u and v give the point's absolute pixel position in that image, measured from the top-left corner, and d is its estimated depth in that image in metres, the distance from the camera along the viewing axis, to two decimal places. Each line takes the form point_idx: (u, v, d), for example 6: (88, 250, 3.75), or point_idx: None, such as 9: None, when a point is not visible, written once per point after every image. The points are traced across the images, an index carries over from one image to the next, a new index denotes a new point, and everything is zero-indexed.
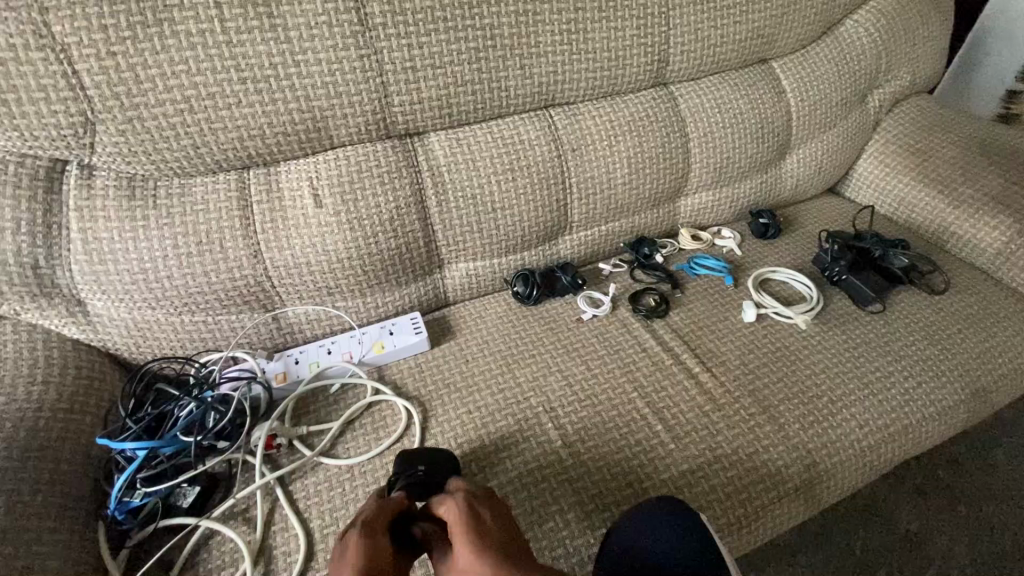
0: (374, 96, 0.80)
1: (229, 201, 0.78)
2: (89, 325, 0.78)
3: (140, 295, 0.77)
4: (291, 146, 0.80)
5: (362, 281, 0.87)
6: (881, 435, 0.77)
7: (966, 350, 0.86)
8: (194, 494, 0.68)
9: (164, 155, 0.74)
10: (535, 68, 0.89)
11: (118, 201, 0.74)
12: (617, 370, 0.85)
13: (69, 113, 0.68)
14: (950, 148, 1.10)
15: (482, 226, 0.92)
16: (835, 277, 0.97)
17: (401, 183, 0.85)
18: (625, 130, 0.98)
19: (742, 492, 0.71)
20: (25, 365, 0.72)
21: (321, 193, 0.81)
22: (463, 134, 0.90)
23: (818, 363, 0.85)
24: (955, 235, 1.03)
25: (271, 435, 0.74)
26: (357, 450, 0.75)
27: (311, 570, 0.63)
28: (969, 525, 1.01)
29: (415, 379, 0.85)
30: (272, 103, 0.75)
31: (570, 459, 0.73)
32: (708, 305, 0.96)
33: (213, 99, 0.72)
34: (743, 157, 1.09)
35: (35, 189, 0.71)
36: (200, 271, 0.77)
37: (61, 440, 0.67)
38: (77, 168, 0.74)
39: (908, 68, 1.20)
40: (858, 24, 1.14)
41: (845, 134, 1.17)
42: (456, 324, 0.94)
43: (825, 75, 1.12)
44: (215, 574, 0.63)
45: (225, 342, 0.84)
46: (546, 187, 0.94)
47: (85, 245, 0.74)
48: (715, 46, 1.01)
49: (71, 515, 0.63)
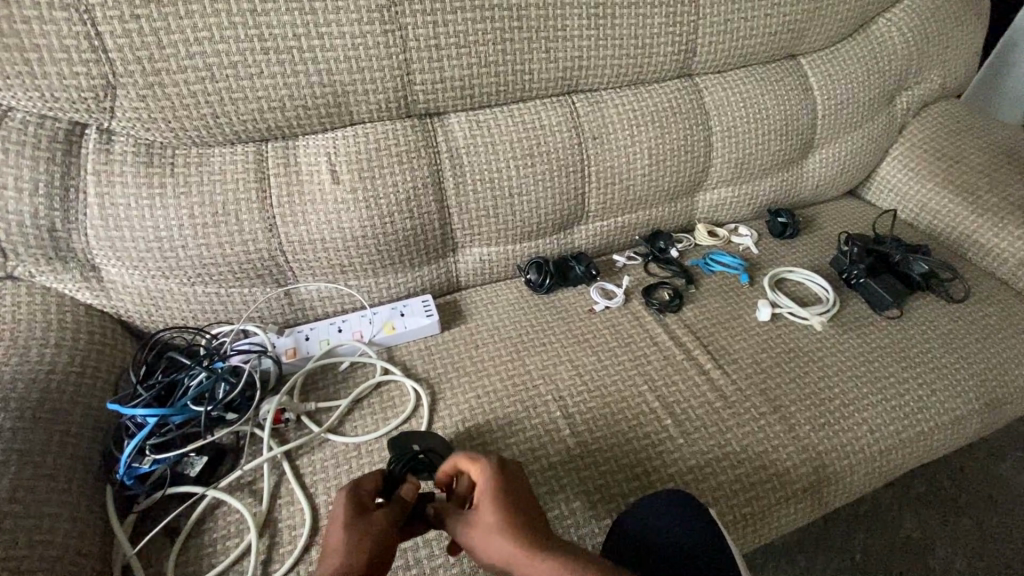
0: (397, 73, 0.79)
1: (247, 172, 0.78)
2: (103, 291, 0.78)
3: (155, 263, 0.77)
4: (311, 121, 0.79)
5: (376, 260, 0.86)
6: (892, 440, 0.76)
7: (984, 360, 0.85)
8: (201, 464, 0.68)
9: (183, 124, 0.74)
10: (561, 52, 0.88)
11: (137, 166, 0.74)
12: (628, 362, 0.84)
13: (90, 76, 0.67)
14: (977, 155, 1.07)
15: (498, 211, 0.91)
16: (852, 280, 0.96)
17: (419, 162, 0.84)
18: (648, 120, 0.97)
19: (749, 490, 0.70)
20: (39, 327, 0.72)
21: (339, 168, 0.80)
22: (483, 116, 0.89)
23: (832, 365, 0.84)
24: (977, 243, 1.01)
25: (279, 410, 0.74)
26: (365, 429, 0.75)
27: (316, 545, 0.63)
28: (972, 536, 1.00)
29: (424, 361, 0.84)
30: (295, 75, 0.74)
31: (578, 449, 0.73)
32: (722, 302, 0.95)
33: (235, 68, 0.72)
34: (765, 154, 1.07)
35: (54, 151, 0.70)
36: (215, 242, 0.77)
37: (73, 403, 0.68)
38: (96, 132, 0.73)
39: (940, 70, 1.17)
40: (891, 23, 1.12)
41: (870, 136, 1.15)
42: (467, 309, 0.94)
43: (854, 74, 1.10)
44: (220, 544, 0.63)
45: (237, 314, 0.84)
46: (565, 174, 0.93)
47: (101, 210, 0.73)
48: (744, 39, 0.99)
49: (81, 477, 0.63)
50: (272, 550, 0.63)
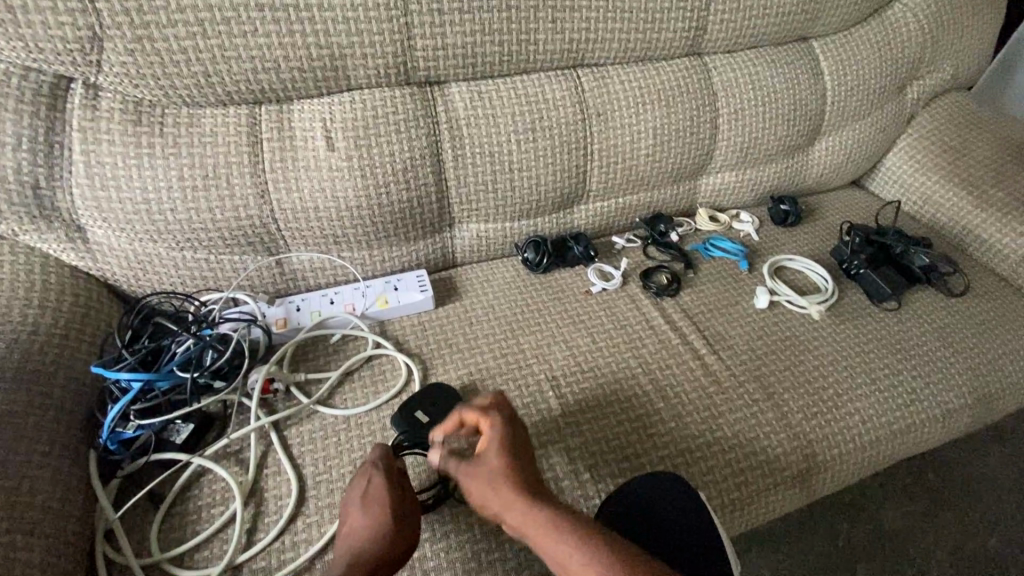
0: (397, 37, 0.76)
1: (239, 135, 0.75)
2: (88, 253, 0.76)
3: (143, 226, 0.75)
4: (306, 84, 0.76)
5: (370, 232, 0.84)
6: (882, 431, 0.76)
7: (979, 356, 0.84)
8: (187, 431, 0.67)
9: (175, 81, 0.71)
10: (568, 23, 0.85)
11: (124, 124, 0.71)
12: (623, 345, 0.83)
13: (76, 27, 0.64)
14: (986, 148, 1.06)
15: (497, 187, 0.89)
16: (853, 270, 0.95)
17: (418, 132, 0.82)
18: (654, 99, 0.94)
19: (739, 476, 0.70)
20: (21, 288, 0.70)
21: (334, 135, 0.78)
22: (485, 87, 0.86)
23: (827, 354, 0.83)
24: (978, 238, 1.00)
25: (268, 379, 0.73)
26: (355, 402, 0.74)
27: (302, 516, 0.63)
28: (954, 529, 1.01)
29: (417, 336, 0.83)
30: (290, 35, 0.71)
31: (569, 429, 0.72)
32: (720, 287, 0.94)
33: (227, 25, 0.69)
34: (772, 139, 1.05)
35: (38, 105, 0.67)
36: (205, 207, 0.75)
37: (56, 365, 0.66)
38: (82, 87, 0.70)
39: (953, 61, 1.15)
40: (907, 8, 1.09)
41: (878, 124, 1.13)
42: (463, 286, 0.92)
43: (866, 60, 1.07)
44: (205, 511, 0.63)
45: (227, 282, 0.82)
46: (567, 151, 0.91)
47: (87, 168, 0.71)
48: (757, 18, 0.96)
49: (63, 441, 0.62)
50: (258, 519, 0.62)
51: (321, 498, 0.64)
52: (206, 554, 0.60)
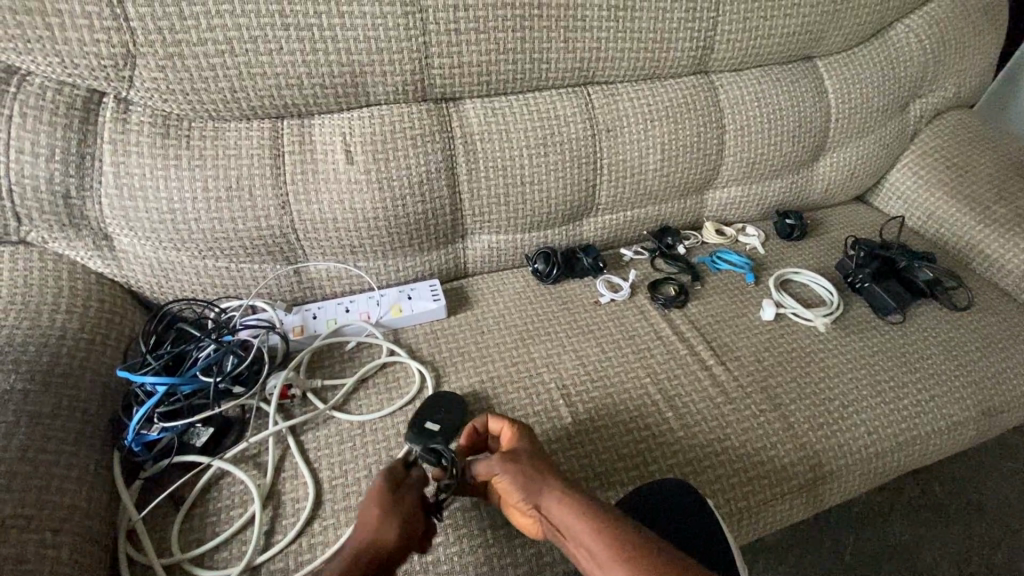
0: (415, 56, 0.79)
1: (262, 148, 0.78)
2: (113, 260, 0.78)
3: (167, 235, 0.78)
4: (327, 100, 0.79)
5: (385, 243, 0.87)
6: (888, 443, 0.77)
7: (983, 369, 0.85)
8: (207, 435, 0.69)
9: (202, 96, 0.74)
10: (580, 43, 0.88)
11: (152, 137, 0.74)
12: (631, 355, 0.85)
13: (110, 44, 0.67)
14: (988, 166, 1.08)
15: (509, 199, 0.91)
16: (857, 284, 0.97)
17: (433, 147, 0.84)
18: (662, 116, 0.97)
19: (746, 485, 0.71)
20: (50, 293, 0.72)
21: (353, 149, 0.80)
22: (498, 103, 0.89)
23: (832, 366, 0.85)
24: (981, 253, 1.01)
25: (286, 385, 0.75)
26: (369, 408, 0.76)
27: (318, 519, 0.64)
28: (962, 544, 1.01)
29: (430, 344, 0.85)
30: (313, 53, 0.74)
31: (579, 437, 0.74)
32: (727, 299, 0.96)
33: (254, 43, 0.72)
34: (777, 154, 1.07)
35: (71, 118, 0.70)
36: (228, 217, 0.78)
37: (83, 368, 0.68)
38: (113, 102, 0.73)
39: (955, 79, 1.17)
40: (909, 29, 1.11)
41: (881, 141, 1.15)
42: (474, 295, 0.94)
43: (869, 79, 1.10)
44: (224, 513, 0.64)
45: (246, 290, 0.84)
46: (577, 166, 0.93)
47: (116, 179, 0.74)
48: (762, 38, 0.99)
49: (88, 442, 0.64)
50: (275, 521, 0.64)
51: (338, 501, 0.66)
52: (225, 555, 0.61)
